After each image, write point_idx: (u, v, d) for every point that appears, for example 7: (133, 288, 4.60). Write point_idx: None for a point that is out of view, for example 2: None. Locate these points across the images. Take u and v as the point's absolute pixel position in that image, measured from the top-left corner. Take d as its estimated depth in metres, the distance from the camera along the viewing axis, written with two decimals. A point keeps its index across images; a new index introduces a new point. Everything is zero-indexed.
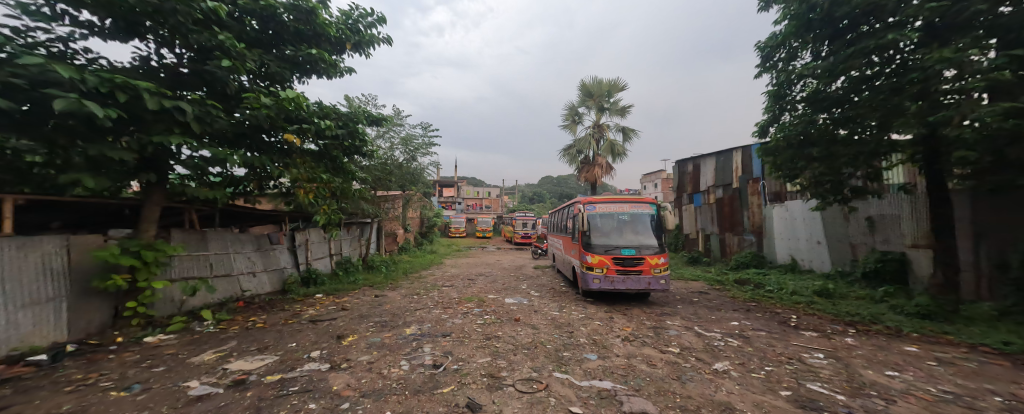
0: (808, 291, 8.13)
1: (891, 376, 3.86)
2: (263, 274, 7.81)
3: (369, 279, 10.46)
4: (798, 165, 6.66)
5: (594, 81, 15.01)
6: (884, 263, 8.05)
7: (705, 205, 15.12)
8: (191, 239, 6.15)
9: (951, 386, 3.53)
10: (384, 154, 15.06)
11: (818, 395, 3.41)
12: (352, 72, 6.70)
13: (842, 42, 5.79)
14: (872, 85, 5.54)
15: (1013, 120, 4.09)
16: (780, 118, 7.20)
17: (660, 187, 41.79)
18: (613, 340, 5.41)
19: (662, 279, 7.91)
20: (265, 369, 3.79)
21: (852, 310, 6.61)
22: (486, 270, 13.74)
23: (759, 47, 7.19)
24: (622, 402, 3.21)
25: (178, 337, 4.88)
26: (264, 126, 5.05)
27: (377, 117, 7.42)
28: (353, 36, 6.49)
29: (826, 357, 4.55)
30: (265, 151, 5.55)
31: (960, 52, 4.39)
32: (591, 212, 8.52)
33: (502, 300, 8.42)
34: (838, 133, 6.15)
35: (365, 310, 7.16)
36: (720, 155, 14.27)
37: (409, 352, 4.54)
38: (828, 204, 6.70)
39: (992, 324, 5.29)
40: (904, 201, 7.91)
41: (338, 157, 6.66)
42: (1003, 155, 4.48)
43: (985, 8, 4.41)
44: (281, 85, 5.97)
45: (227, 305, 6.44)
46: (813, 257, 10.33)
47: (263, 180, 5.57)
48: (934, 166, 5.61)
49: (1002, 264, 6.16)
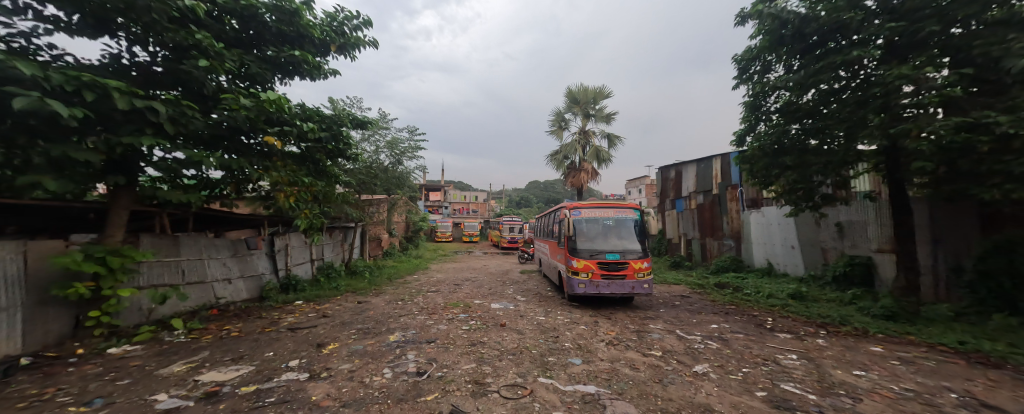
0: (783, 294, 8.43)
1: (858, 375, 4.04)
2: (239, 281, 7.54)
3: (351, 285, 10.25)
4: (772, 173, 6.95)
5: (580, 87, 15.26)
6: (852, 266, 8.46)
7: (687, 211, 15.51)
8: (162, 245, 5.90)
9: (912, 384, 3.72)
10: (369, 157, 14.89)
11: (791, 395, 3.54)
12: (337, 74, 6.60)
13: (812, 56, 6.08)
14: (840, 98, 5.84)
15: (964, 133, 4.40)
16: (756, 128, 7.49)
17: (645, 192, 42.63)
18: (597, 344, 5.46)
19: (646, 283, 8.06)
20: (240, 380, 3.66)
21: (824, 312, 6.90)
22: (473, 275, 13.70)
23: (735, 60, 7.48)
24: (607, 406, 3.25)
25: (145, 348, 4.64)
26: (243, 127, 4.92)
27: (363, 120, 7.33)
28: (338, 38, 6.40)
29: (799, 358, 4.74)
30: (243, 153, 5.38)
31: (917, 69, 4.72)
32: (578, 217, 8.63)
33: (488, 305, 8.39)
34: (809, 143, 6.45)
35: (346, 317, 7.01)
36: (701, 162, 14.71)
37: (393, 360, 4.47)
38: (801, 210, 6.98)
39: (950, 325, 5.62)
40: (870, 207, 8.36)
41: (322, 161, 6.57)
42: (955, 165, 4.81)
43: (938, 29, 4.78)
44: (262, 86, 5.81)
45: (199, 314, 6.19)
46: (788, 261, 10.72)
47: (242, 183, 5.40)
48: (896, 175, 5.97)
49: (956, 268, 6.57)
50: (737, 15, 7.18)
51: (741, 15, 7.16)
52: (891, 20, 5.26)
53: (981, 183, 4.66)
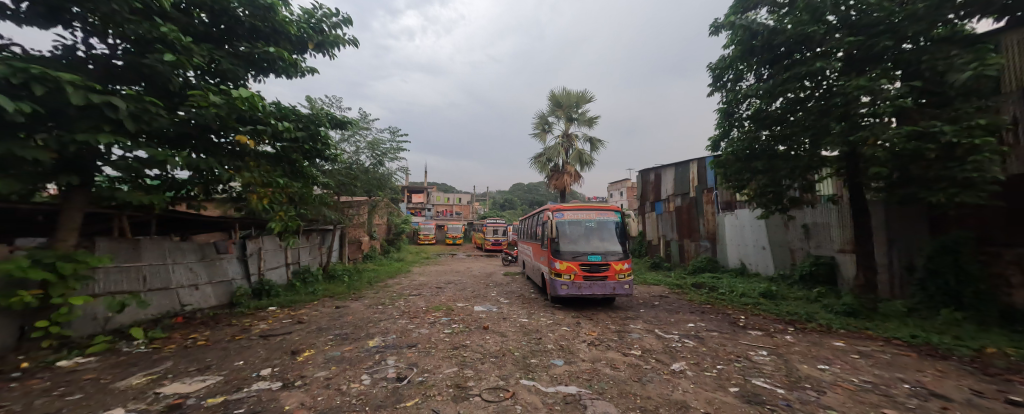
0: (755, 293, 8.78)
1: (822, 369, 4.26)
2: (207, 287, 7.20)
3: (329, 290, 9.97)
4: (744, 176, 7.23)
5: (564, 91, 15.45)
6: (818, 266, 8.93)
7: (666, 213, 15.92)
8: (120, 249, 5.57)
9: (870, 376, 3.96)
10: (349, 158, 14.56)
11: (762, 390, 3.69)
12: (315, 72, 6.44)
13: (780, 67, 6.38)
14: (805, 106, 6.15)
15: (914, 142, 4.74)
16: (729, 134, 7.78)
17: (626, 194, 43.56)
18: (579, 345, 5.53)
19: (626, 284, 8.22)
20: (207, 391, 3.50)
21: (791, 310, 7.24)
22: (455, 278, 13.59)
23: (710, 68, 7.76)
24: (587, 406, 3.30)
25: (100, 359, 4.35)
26: (213, 125, 4.72)
27: (342, 121, 7.17)
28: (316, 35, 6.26)
29: (769, 354, 4.95)
30: (213, 153, 5.17)
31: (873, 81, 5.06)
32: (561, 219, 8.72)
33: (471, 308, 8.33)
34: (778, 149, 6.75)
35: (324, 323, 6.82)
36: (679, 166, 15.15)
37: (372, 365, 4.38)
38: (771, 212, 7.29)
39: (903, 319, 6.00)
40: (832, 210, 8.88)
41: (298, 161, 6.39)
42: (907, 171, 5.16)
43: (891, 44, 5.15)
44: (234, 83, 5.56)
45: (162, 322, 5.85)
46: (759, 261, 11.18)
47: (211, 184, 5.17)
48: (857, 180, 6.35)
49: (909, 267, 7.04)
50: (711, 26, 7.47)
51: (714, 25, 7.45)
52: (850, 34, 5.61)
53: (929, 187, 5.03)
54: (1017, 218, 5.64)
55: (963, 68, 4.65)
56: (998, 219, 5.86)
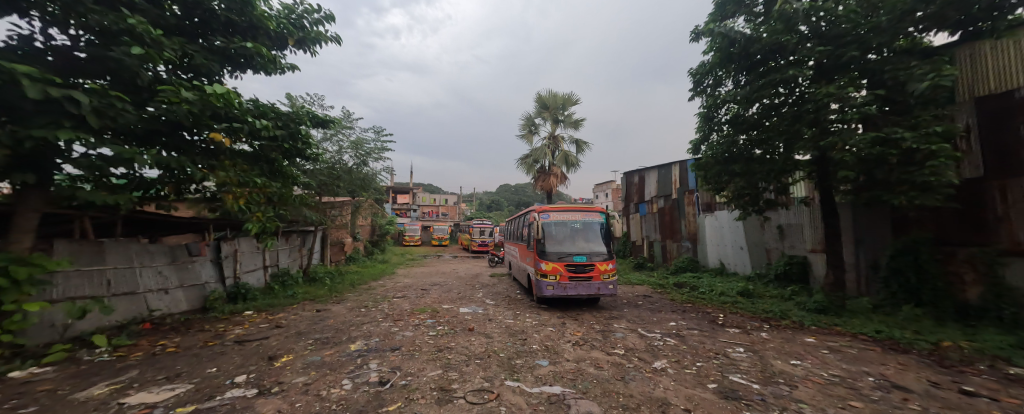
0: (733, 292, 9.05)
1: (795, 364, 4.43)
2: (178, 291, 6.90)
3: (309, 293, 9.72)
4: (723, 179, 7.44)
5: (550, 93, 15.56)
6: (792, 265, 9.29)
7: (649, 214, 16.22)
8: (82, 252, 5.28)
9: (838, 370, 4.14)
10: (332, 157, 14.26)
11: (738, 385, 3.81)
12: (296, 69, 6.26)
13: (756, 73, 6.60)
14: (779, 112, 6.38)
15: (878, 147, 5.00)
16: (709, 137, 7.98)
17: (611, 196, 44.16)
18: (563, 345, 5.57)
19: (611, 284, 8.33)
20: (176, 400, 3.36)
21: (767, 307, 7.50)
22: (440, 280, 13.46)
23: (691, 73, 7.96)
24: (571, 406, 3.33)
25: (58, 369, 4.10)
26: (186, 123, 4.53)
27: (324, 119, 7.02)
28: (296, 31, 6.11)
29: (746, 350, 5.12)
30: (185, 151, 4.97)
31: (841, 89, 5.31)
32: (547, 220, 8.76)
33: (456, 309, 8.27)
34: (755, 152, 6.98)
35: (303, 327, 6.65)
36: (662, 168, 15.47)
37: (353, 370, 4.29)
38: (748, 214, 7.54)
39: (869, 315, 6.31)
40: (805, 212, 9.27)
41: (277, 160, 6.20)
42: (872, 174, 5.42)
43: (857, 54, 5.42)
44: (208, 79, 5.35)
45: (128, 328, 5.57)
46: (737, 260, 11.54)
47: (183, 183, 4.96)
48: (827, 183, 6.63)
49: (874, 265, 7.39)
50: (691, 32, 7.68)
51: (695, 32, 7.65)
52: (820, 44, 5.87)
53: (892, 190, 5.30)
54: (970, 219, 5.97)
55: (921, 78, 4.94)
56: (952, 220, 6.19)
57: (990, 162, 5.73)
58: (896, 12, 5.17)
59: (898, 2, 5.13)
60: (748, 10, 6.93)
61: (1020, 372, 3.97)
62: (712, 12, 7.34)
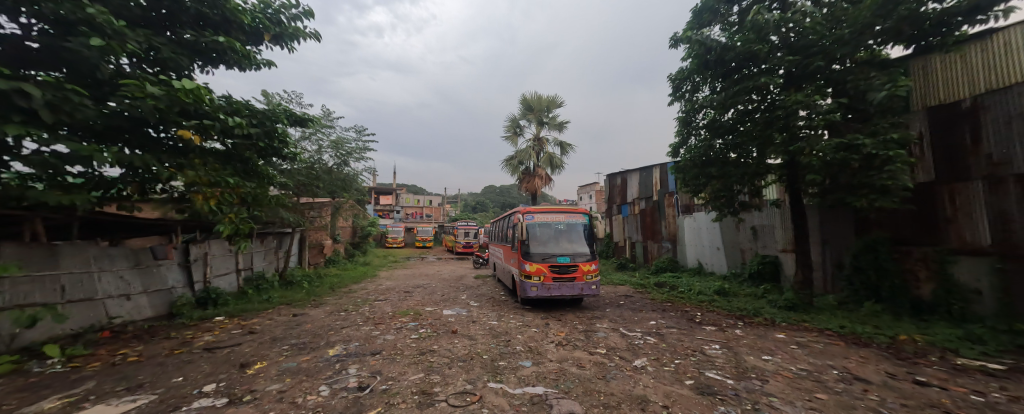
0: (710, 290, 9.34)
1: (766, 359, 4.61)
2: (141, 297, 6.55)
3: (286, 297, 9.41)
4: (700, 181, 7.67)
5: (535, 95, 15.65)
6: (764, 265, 9.68)
7: (631, 216, 16.53)
8: (32, 256, 4.95)
9: (806, 364, 4.33)
10: (311, 157, 13.88)
11: (714, 381, 3.93)
12: (271, 65, 6.07)
13: (731, 80, 6.83)
14: (753, 117, 6.63)
15: (841, 152, 5.28)
16: (688, 141, 8.20)
17: (595, 197, 44.78)
18: (547, 345, 5.60)
19: (594, 284, 8.44)
20: (137, 412, 3.18)
21: (741, 305, 7.78)
22: (423, 282, 13.28)
23: (670, 78, 8.17)
24: (552, 406, 3.36)
25: (4, 383, 3.81)
26: (151, 119, 4.31)
27: (303, 118, 6.84)
28: (272, 27, 5.93)
29: (721, 347, 5.29)
30: (151, 149, 4.73)
31: (809, 96, 5.58)
32: (531, 221, 8.79)
33: (440, 312, 8.19)
34: (730, 156, 7.23)
35: (278, 332, 6.43)
36: (643, 171, 15.80)
37: (331, 376, 4.18)
38: (724, 215, 7.80)
39: (834, 312, 6.64)
40: (776, 213, 9.68)
41: (252, 160, 5.99)
42: (837, 178, 5.71)
43: (822, 64, 5.71)
44: (177, 74, 5.10)
45: (84, 337, 5.25)
46: (713, 260, 11.91)
47: (149, 183, 4.75)
48: (797, 185, 6.94)
49: (839, 264, 7.78)
50: (670, 39, 7.89)
51: (674, 39, 7.87)
52: (789, 53, 6.14)
53: (853, 193, 5.61)
54: (924, 220, 6.35)
55: (880, 88, 5.25)
56: (908, 221, 6.57)
57: (940, 167, 6.13)
58: (858, 26, 5.51)
59: (860, 15, 5.47)
60: (723, 20, 7.19)
61: (966, 363, 4.27)
62: (690, 21, 7.58)
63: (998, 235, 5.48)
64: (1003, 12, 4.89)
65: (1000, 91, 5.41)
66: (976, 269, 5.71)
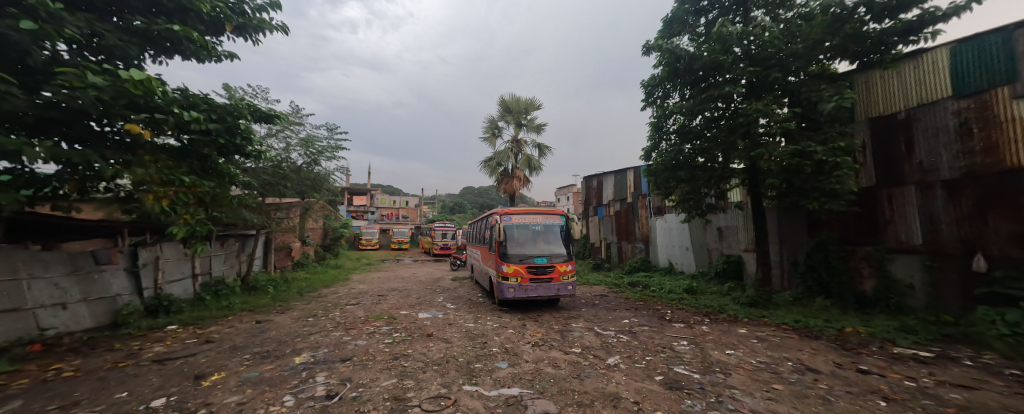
0: (679, 289, 9.71)
1: (729, 354, 4.84)
2: (81, 306, 6.02)
3: (249, 303, 8.92)
4: (671, 184, 7.95)
5: (513, 97, 15.69)
6: (729, 264, 10.19)
7: (607, 217, 16.90)
8: None
9: (764, 357, 4.58)
10: (278, 155, 13.25)
11: (682, 376, 4.07)
12: (234, 58, 5.75)
13: (698, 88, 7.12)
14: (718, 124, 6.94)
15: (796, 158, 5.65)
16: (659, 146, 8.47)
17: (572, 199, 45.44)
18: (523, 346, 5.62)
19: (570, 285, 8.55)
20: None
21: (708, 303, 8.13)
22: (399, 285, 12.99)
23: (643, 85, 8.40)
24: (528, 406, 3.37)
25: None
26: (93, 112, 3.92)
27: (268, 115, 6.53)
28: (235, 17, 5.63)
29: (688, 343, 5.50)
30: (92, 144, 4.34)
31: (768, 106, 5.92)
32: (508, 223, 8.77)
33: (415, 315, 8.03)
34: (698, 160, 7.53)
35: (239, 340, 6.08)
36: (618, 174, 16.21)
37: (297, 385, 4.00)
38: (692, 217, 8.12)
39: (790, 307, 7.08)
40: (739, 215, 10.21)
41: (211, 157, 5.63)
42: (792, 182, 6.10)
43: (778, 76, 6.09)
44: (125, 63, 4.71)
45: (10, 352, 4.76)
46: (682, 260, 12.38)
47: (89, 181, 4.26)
48: (757, 188, 7.35)
49: (794, 263, 8.32)
50: (643, 47, 8.14)
51: (646, 46, 8.12)
52: (751, 64, 6.48)
53: (806, 196, 6.01)
54: (867, 221, 6.88)
55: (829, 99, 5.65)
56: (853, 222, 7.11)
57: (879, 173, 6.67)
58: (810, 42, 5.93)
59: (812, 32, 5.89)
60: (692, 30, 7.51)
61: (901, 351, 4.66)
62: (661, 30, 7.85)
63: (928, 235, 6.04)
64: (931, 34, 5.41)
65: (929, 104, 5.99)
66: (910, 266, 6.25)
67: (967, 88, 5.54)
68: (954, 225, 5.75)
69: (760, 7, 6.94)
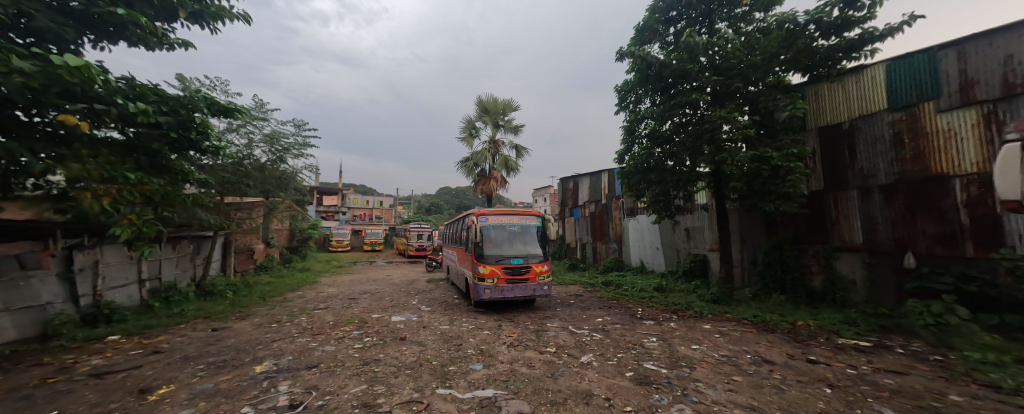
0: (650, 288, 10.03)
1: (694, 348, 5.05)
2: (2, 317, 5.45)
3: (205, 309, 8.35)
4: (642, 186, 8.17)
5: (490, 97, 15.65)
6: (696, 263, 10.64)
7: (582, 218, 17.19)
8: None
9: (726, 351, 4.81)
10: (238, 152, 12.51)
11: (651, 372, 4.20)
12: (189, 47, 5.34)
13: (667, 95, 7.38)
14: (686, 129, 7.21)
15: (754, 162, 5.98)
16: (631, 149, 8.68)
17: (549, 200, 45.90)
18: (498, 347, 5.60)
19: (546, 285, 8.61)
20: None
21: (676, 300, 8.44)
22: (372, 288, 12.61)
23: (617, 90, 8.59)
24: (501, 407, 3.35)
25: None
26: (19, 99, 3.53)
27: (228, 109, 6.17)
28: (190, 3, 5.24)
29: (657, 340, 5.70)
30: (19, 135, 3.91)
31: (730, 113, 6.24)
32: (485, 223, 8.72)
33: (388, 318, 7.82)
34: (667, 164, 7.78)
35: (193, 350, 5.68)
36: (593, 176, 16.55)
37: (258, 395, 3.78)
38: (662, 218, 8.39)
39: (749, 303, 7.48)
40: (706, 216, 10.69)
41: (161, 153, 5.20)
42: (751, 185, 6.44)
43: (739, 85, 6.43)
44: (60, 49, 4.30)
45: None
46: (653, 259, 12.79)
47: (15, 177, 3.82)
48: (720, 191, 7.72)
49: (753, 261, 8.80)
50: (616, 52, 8.35)
51: (620, 53, 8.33)
52: (715, 73, 6.80)
53: (763, 199, 6.37)
54: (817, 223, 7.38)
55: (783, 108, 6.03)
56: (805, 223, 7.61)
57: (828, 178, 7.17)
58: (767, 54, 6.32)
59: (769, 45, 6.28)
60: (662, 38, 7.79)
61: (845, 342, 5.05)
62: (633, 38, 8.08)
63: (868, 235, 6.57)
64: (870, 52, 5.91)
65: (868, 115, 6.52)
66: (854, 264, 6.77)
67: (900, 101, 6.09)
68: (889, 226, 6.29)
69: (723, 20, 7.33)
